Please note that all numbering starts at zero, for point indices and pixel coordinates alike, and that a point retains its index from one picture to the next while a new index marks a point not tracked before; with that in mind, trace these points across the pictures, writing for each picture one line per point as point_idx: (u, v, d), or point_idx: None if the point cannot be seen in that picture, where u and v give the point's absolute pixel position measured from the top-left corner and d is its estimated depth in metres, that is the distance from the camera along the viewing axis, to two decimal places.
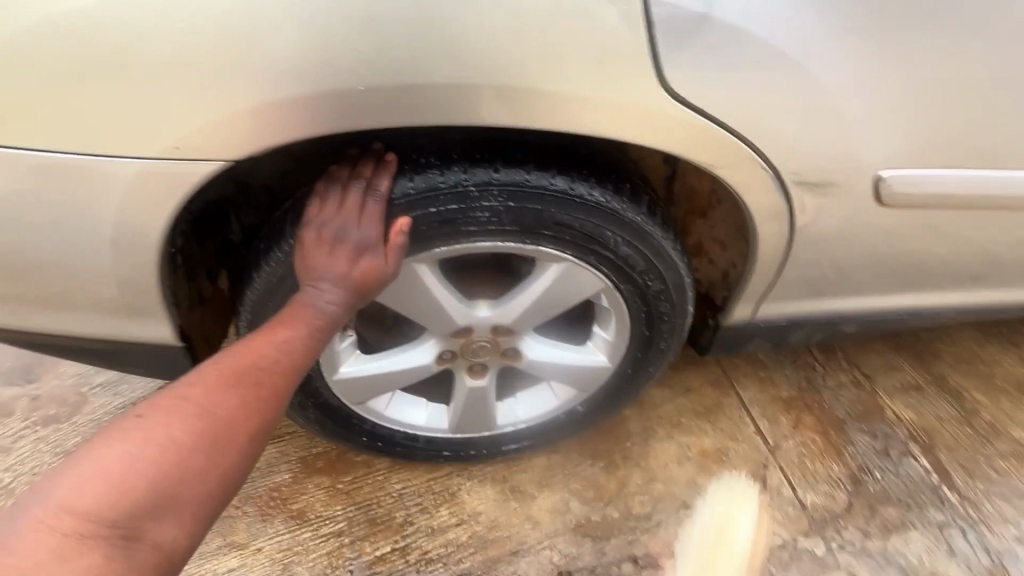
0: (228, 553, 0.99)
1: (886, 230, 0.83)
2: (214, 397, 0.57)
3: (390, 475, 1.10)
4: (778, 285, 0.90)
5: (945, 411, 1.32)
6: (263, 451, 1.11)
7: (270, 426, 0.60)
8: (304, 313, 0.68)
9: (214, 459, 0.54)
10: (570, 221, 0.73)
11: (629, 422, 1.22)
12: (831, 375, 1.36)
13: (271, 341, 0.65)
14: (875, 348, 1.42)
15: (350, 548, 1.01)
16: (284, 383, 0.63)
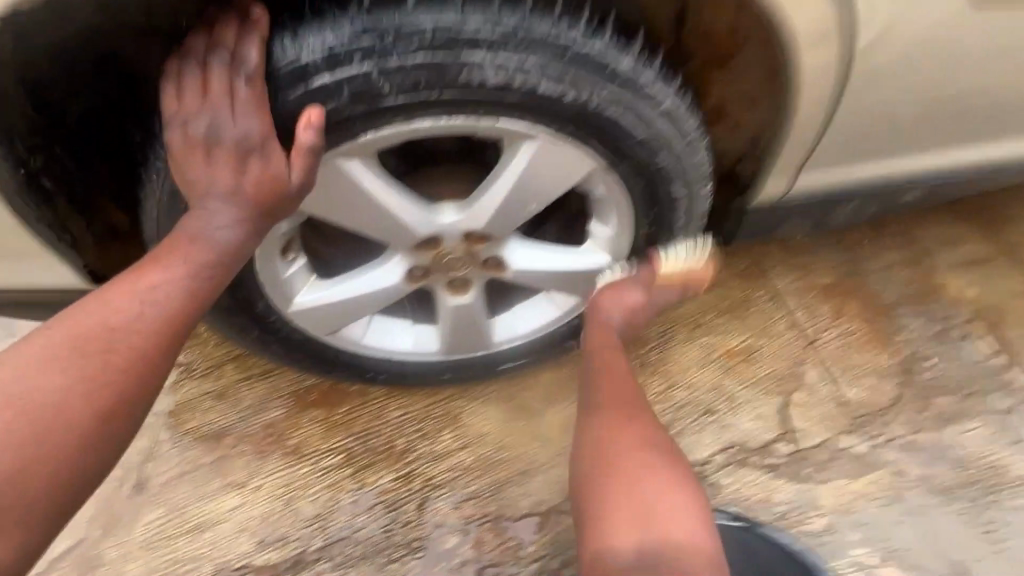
0: (228, 493, 0.96)
1: (970, 49, 0.62)
2: (38, 379, 0.48)
3: (386, 403, 1.02)
4: (820, 146, 0.72)
5: (1017, 281, 1.14)
6: (252, 388, 1.04)
7: (129, 405, 0.51)
8: (186, 246, 0.56)
9: (32, 459, 0.47)
10: (524, 79, 0.57)
11: (645, 327, 1.10)
12: (883, 254, 1.17)
13: (130, 289, 0.53)
14: (940, 217, 1.21)
15: (351, 480, 0.96)
16: (135, 350, 0.52)
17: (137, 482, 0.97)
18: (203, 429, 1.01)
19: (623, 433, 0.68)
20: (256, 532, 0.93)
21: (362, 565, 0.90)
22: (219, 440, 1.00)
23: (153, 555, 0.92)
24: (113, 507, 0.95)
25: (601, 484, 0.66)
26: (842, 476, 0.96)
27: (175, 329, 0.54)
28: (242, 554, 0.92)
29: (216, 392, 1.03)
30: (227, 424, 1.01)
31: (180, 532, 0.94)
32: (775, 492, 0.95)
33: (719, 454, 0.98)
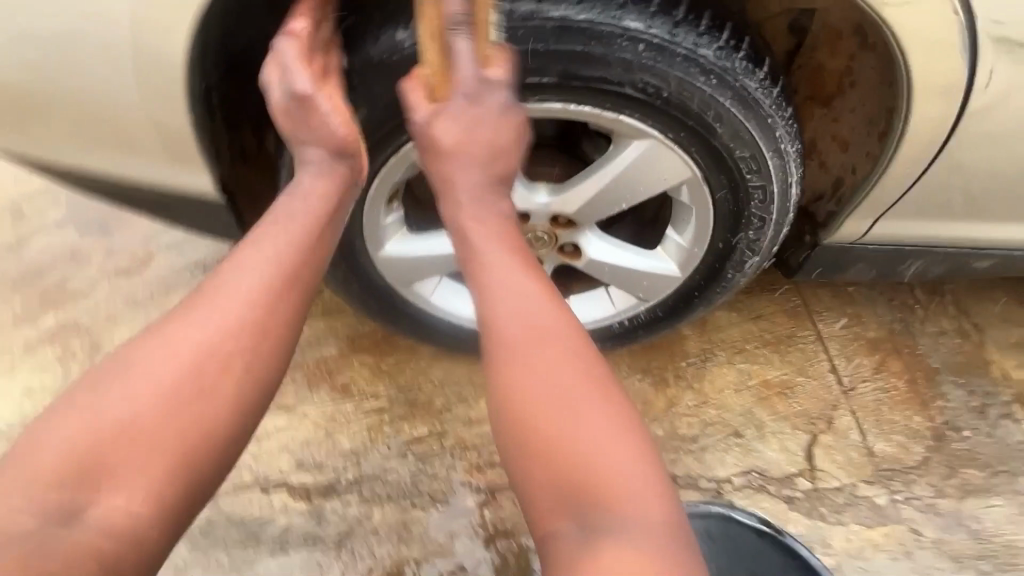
0: (276, 413, 1.03)
1: None
2: (162, 347, 0.57)
3: (432, 362, 1.09)
4: (912, 196, 0.75)
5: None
6: (311, 323, 1.12)
7: (250, 357, 0.58)
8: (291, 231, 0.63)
9: (167, 427, 0.54)
10: (688, 95, 0.64)
11: (687, 342, 1.14)
12: (933, 319, 1.19)
13: (238, 282, 0.60)
14: (996, 296, 1.22)
15: (389, 426, 1.03)
16: (248, 308, 0.59)
17: None
18: None
19: (533, 360, 0.56)
20: (295, 454, 0.99)
21: (387, 505, 0.95)
22: None
23: None
24: None
25: (526, 440, 0.54)
26: (857, 522, 0.97)
27: (293, 309, 0.61)
28: (279, 472, 0.98)
29: None
30: None
31: None
32: (788, 523, 0.98)
33: (739, 476, 1.01)
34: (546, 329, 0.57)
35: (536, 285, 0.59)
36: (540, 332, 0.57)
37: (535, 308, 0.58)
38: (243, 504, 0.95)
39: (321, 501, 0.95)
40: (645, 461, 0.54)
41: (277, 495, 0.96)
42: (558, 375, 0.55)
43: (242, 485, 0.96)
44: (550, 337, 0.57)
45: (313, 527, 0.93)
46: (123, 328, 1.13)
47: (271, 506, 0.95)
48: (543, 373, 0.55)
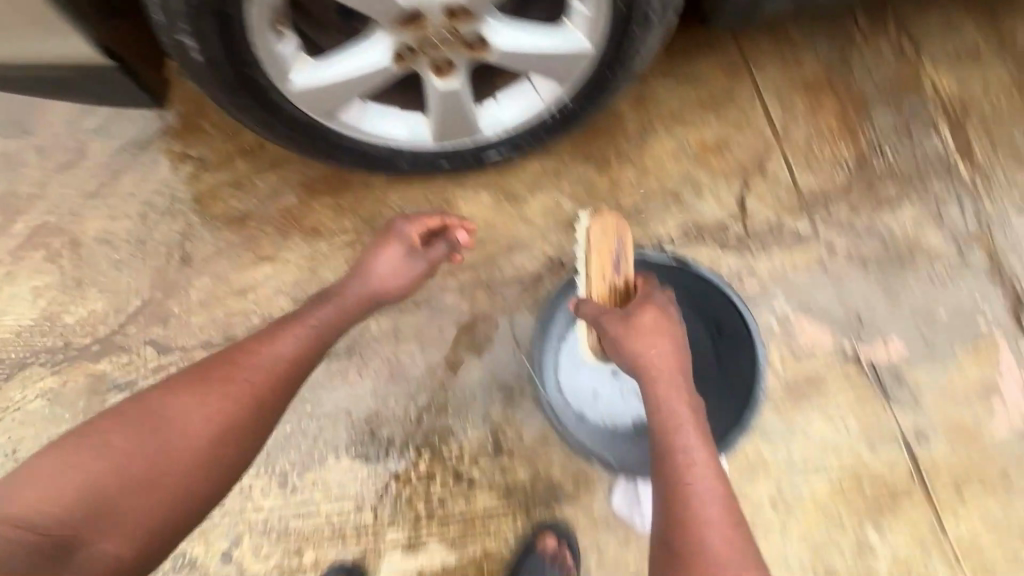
0: (261, 264, 1.14)
1: None
2: (194, 417, 0.73)
3: (388, 191, 1.16)
4: None
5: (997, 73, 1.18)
6: (265, 179, 1.18)
7: (237, 445, 0.76)
8: (286, 334, 0.84)
9: (159, 486, 0.70)
10: None
11: (626, 120, 1.17)
12: (871, 45, 1.18)
13: (250, 361, 0.80)
14: (937, 7, 1.19)
15: (364, 253, 1.14)
16: (260, 389, 0.78)
17: (184, 257, 1.16)
18: (231, 214, 1.17)
19: (654, 388, 0.78)
20: (290, 292, 1.13)
21: (380, 316, 1.11)
22: (245, 223, 1.17)
23: (209, 310, 1.13)
24: (169, 275, 1.15)
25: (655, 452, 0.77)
26: (780, 248, 1.12)
27: (275, 398, 0.80)
28: (281, 309, 1.13)
29: (235, 183, 1.18)
30: (250, 209, 1.17)
31: (228, 294, 1.14)
32: (721, 262, 1.11)
33: (678, 232, 1.13)
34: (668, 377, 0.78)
35: (673, 355, 0.79)
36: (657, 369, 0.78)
37: (654, 351, 0.79)
38: None
39: None
40: (732, 519, 0.71)
41: None
42: (668, 400, 0.77)
43: (254, 326, 1.12)
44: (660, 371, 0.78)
45: None
46: (92, 221, 1.18)
47: None
48: (664, 394, 0.78)
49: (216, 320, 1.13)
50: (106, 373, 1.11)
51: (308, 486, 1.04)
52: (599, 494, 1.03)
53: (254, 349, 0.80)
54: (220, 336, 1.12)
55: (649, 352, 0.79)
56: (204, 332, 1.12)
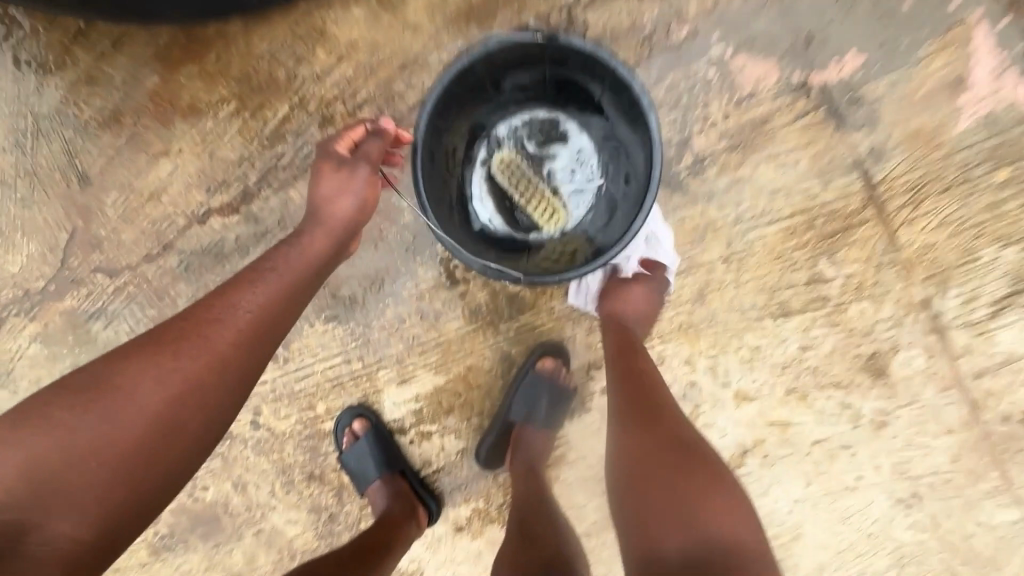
0: (159, 162, 1.07)
1: None
2: (148, 382, 0.67)
3: (251, 37, 1.01)
4: None
5: None
6: (117, 64, 1.03)
7: (198, 419, 0.69)
8: (241, 293, 0.77)
9: (117, 464, 0.63)
10: None
11: None
12: None
13: (210, 321, 0.73)
14: None
15: (255, 120, 1.03)
16: (229, 347, 0.72)
17: (81, 176, 1.09)
18: (102, 115, 1.06)
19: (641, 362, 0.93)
20: (200, 184, 1.07)
21: (297, 184, 1.05)
22: (120, 121, 1.05)
23: (133, 224, 1.10)
24: (78, 199, 1.09)
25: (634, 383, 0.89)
26: None
27: (244, 371, 0.73)
28: (200, 203, 1.08)
29: (88, 78, 1.04)
30: (118, 104, 1.05)
31: (142, 202, 1.09)
32: (643, 14, 0.95)
33: None
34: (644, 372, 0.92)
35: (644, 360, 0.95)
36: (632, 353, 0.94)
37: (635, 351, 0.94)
38: (194, 239, 1.09)
39: (247, 208, 1.07)
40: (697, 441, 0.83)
41: (212, 221, 1.08)
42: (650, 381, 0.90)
43: (183, 227, 1.09)
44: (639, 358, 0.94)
45: (254, 227, 1.07)
46: None
47: (214, 231, 1.08)
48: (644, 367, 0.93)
49: (144, 232, 1.10)
50: (75, 307, 1.14)
51: (296, 355, 1.13)
52: (559, 294, 1.07)
53: (213, 304, 0.75)
54: (155, 246, 1.10)
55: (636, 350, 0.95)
56: (139, 247, 1.10)
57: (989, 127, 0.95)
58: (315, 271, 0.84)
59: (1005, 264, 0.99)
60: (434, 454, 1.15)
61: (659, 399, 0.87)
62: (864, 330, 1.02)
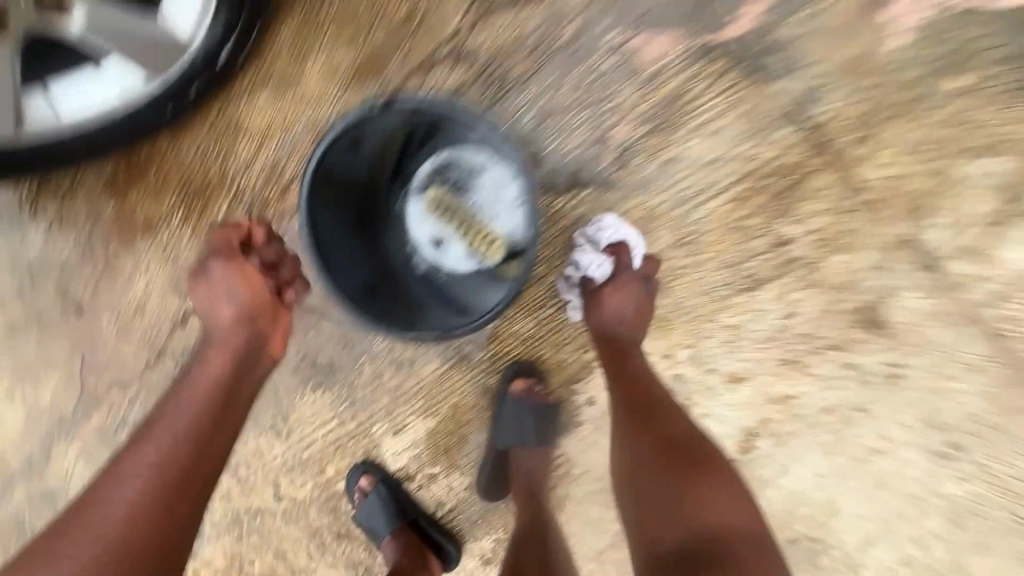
0: (134, 279, 1.15)
1: None
2: (68, 550, 0.69)
3: (179, 146, 1.07)
4: None
5: None
6: (76, 201, 1.12)
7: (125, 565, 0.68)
8: (154, 430, 0.78)
9: None
10: None
11: None
12: None
13: (124, 471, 0.75)
14: None
15: (203, 221, 1.10)
16: (142, 487, 0.73)
17: (73, 306, 1.18)
18: (76, 249, 1.15)
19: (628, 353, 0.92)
20: (174, 289, 1.15)
21: None
22: (93, 251, 1.15)
23: (128, 339, 1.19)
24: (75, 328, 1.19)
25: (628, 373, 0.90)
26: None
27: (161, 500, 0.72)
28: (178, 307, 1.16)
29: (56, 220, 1.14)
30: (87, 237, 1.14)
31: (130, 318, 1.17)
32: (529, 22, 0.92)
33: (469, 14, 0.93)
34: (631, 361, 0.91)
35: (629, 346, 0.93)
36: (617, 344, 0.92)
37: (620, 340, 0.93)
38: (183, 339, 1.18)
39: None
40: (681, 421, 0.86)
41: (194, 319, 1.16)
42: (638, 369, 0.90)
43: (170, 332, 1.17)
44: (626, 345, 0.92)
45: None
46: None
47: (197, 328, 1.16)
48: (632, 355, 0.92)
49: (140, 344, 1.18)
50: (97, 425, 1.23)
51: (296, 426, 1.16)
52: (522, 318, 1.05)
53: (123, 457, 0.77)
54: (152, 354, 1.19)
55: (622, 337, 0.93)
56: (139, 358, 1.19)
57: (916, 35, 0.88)
58: (222, 395, 0.82)
59: (979, 177, 0.90)
60: (443, 493, 1.16)
61: (639, 376, 0.89)
62: (845, 283, 0.94)
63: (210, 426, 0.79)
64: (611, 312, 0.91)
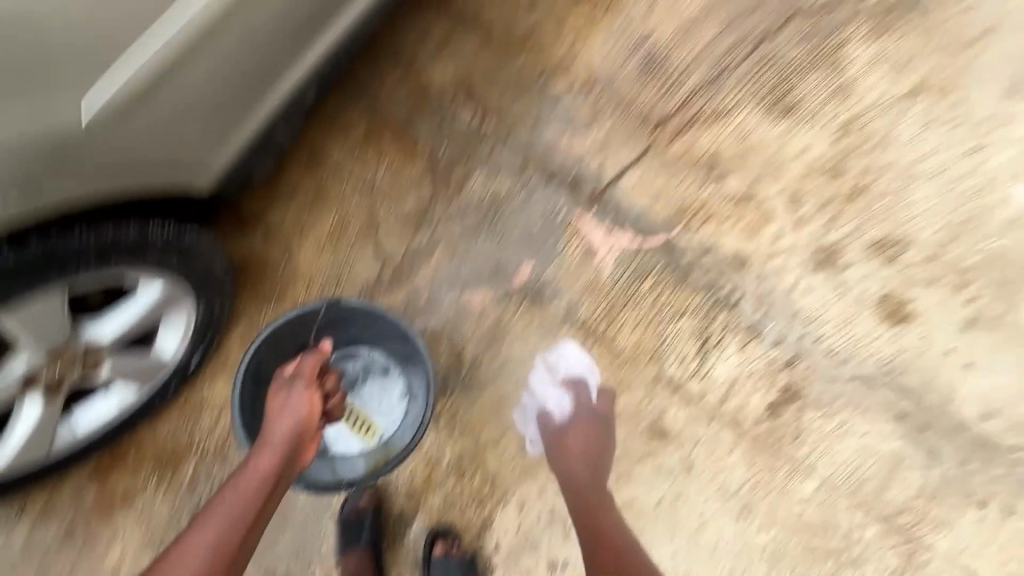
0: (111, 547, 1.39)
1: (184, 39, 0.93)
2: None
3: (153, 429, 1.42)
4: (159, 96, 0.95)
5: (470, 40, 1.60)
6: (60, 493, 1.40)
7: None
8: (210, 519, 1.05)
9: None
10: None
11: (271, 252, 1.50)
12: (385, 80, 1.57)
13: (182, 552, 1.01)
14: (405, 23, 1.60)
15: (173, 482, 1.41)
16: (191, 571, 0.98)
17: None
18: (58, 534, 1.38)
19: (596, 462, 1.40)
20: (145, 548, 1.39)
21: None
22: (74, 532, 1.39)
23: None
24: None
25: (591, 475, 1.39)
26: (424, 262, 1.50)
27: None
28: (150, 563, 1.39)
29: (42, 513, 1.39)
30: (69, 521, 1.39)
31: None
32: (396, 299, 1.50)
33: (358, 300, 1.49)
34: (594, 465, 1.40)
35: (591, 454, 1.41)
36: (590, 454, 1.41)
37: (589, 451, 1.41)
38: None
39: None
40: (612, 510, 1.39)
41: None
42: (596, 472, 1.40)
43: None
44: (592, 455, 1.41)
45: None
46: None
47: None
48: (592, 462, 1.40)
49: None
50: None
51: None
52: (432, 494, 1.43)
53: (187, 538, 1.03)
54: None
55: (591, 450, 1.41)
56: None
57: (624, 262, 1.49)
58: (260, 499, 1.08)
59: (686, 328, 1.46)
60: None
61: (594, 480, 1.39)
62: (633, 413, 1.44)
63: (259, 512, 1.07)
64: (574, 437, 1.41)
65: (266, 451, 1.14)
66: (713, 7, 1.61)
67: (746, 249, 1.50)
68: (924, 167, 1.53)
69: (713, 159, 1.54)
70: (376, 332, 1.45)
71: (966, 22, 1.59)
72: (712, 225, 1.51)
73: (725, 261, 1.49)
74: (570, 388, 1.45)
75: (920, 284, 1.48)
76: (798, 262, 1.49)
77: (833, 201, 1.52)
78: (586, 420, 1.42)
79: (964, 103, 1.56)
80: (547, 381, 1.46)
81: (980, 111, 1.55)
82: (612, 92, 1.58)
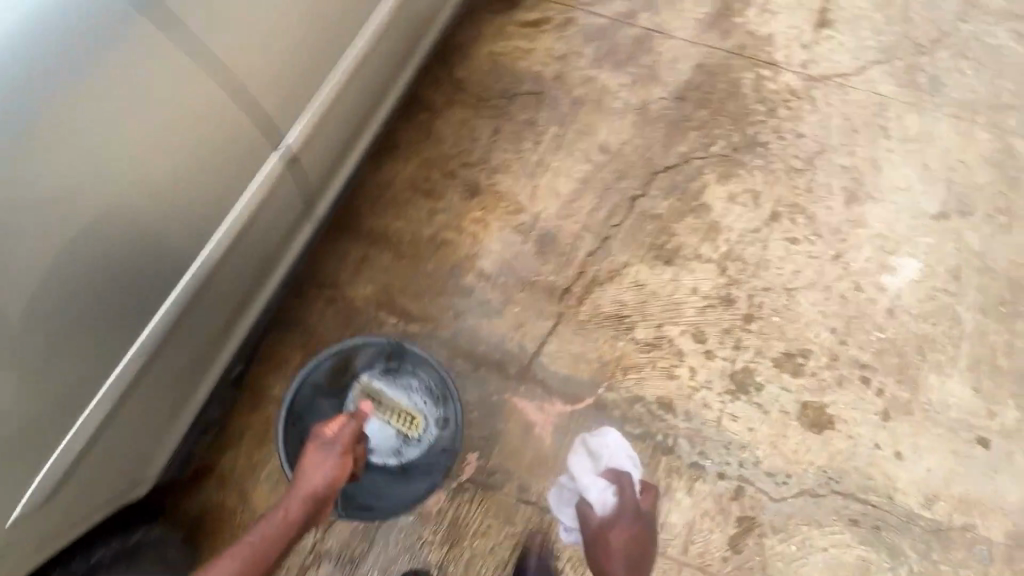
0: None
1: (127, 390, 1.16)
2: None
3: None
4: (103, 450, 1.18)
5: (384, 255, 1.78)
6: None
7: None
8: (246, 542, 1.20)
9: None
10: None
11: (227, 500, 1.55)
12: (313, 308, 1.72)
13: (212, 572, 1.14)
14: (323, 252, 1.78)
15: None
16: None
17: None
18: None
19: (642, 544, 1.44)
20: None
21: None
22: None
23: None
24: None
25: (637, 554, 1.43)
26: None
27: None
28: None
29: None
30: None
31: None
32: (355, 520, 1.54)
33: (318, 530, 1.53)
34: (640, 546, 1.44)
35: (637, 538, 1.43)
36: (637, 539, 1.44)
37: (635, 536, 1.43)
38: None
39: None
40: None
41: None
42: (640, 552, 1.43)
43: None
44: (637, 539, 1.44)
45: None
46: None
47: None
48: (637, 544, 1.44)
49: None
50: None
51: None
52: None
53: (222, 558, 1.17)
54: None
55: (637, 535, 1.44)
56: None
57: (562, 431, 1.58)
58: (284, 538, 1.23)
59: None
60: None
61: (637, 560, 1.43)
62: None
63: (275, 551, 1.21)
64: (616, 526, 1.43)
65: (297, 496, 1.26)
66: (586, 182, 1.86)
67: (669, 392, 1.61)
68: (801, 280, 1.72)
69: (619, 314, 1.69)
70: (415, 364, 1.55)
71: (796, 151, 1.87)
72: (632, 376, 1.63)
73: (652, 409, 1.60)
74: (613, 478, 1.48)
75: (831, 388, 1.60)
76: (717, 393, 1.61)
77: (732, 329, 1.67)
78: (630, 511, 1.44)
79: (816, 217, 1.79)
80: (591, 470, 1.50)
81: (832, 222, 1.78)
82: (517, 273, 1.75)
